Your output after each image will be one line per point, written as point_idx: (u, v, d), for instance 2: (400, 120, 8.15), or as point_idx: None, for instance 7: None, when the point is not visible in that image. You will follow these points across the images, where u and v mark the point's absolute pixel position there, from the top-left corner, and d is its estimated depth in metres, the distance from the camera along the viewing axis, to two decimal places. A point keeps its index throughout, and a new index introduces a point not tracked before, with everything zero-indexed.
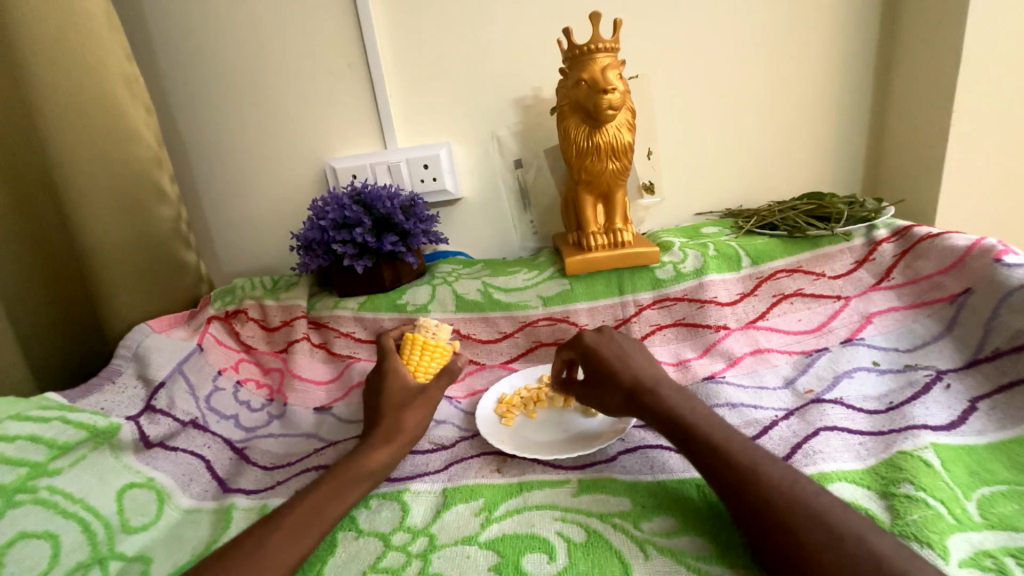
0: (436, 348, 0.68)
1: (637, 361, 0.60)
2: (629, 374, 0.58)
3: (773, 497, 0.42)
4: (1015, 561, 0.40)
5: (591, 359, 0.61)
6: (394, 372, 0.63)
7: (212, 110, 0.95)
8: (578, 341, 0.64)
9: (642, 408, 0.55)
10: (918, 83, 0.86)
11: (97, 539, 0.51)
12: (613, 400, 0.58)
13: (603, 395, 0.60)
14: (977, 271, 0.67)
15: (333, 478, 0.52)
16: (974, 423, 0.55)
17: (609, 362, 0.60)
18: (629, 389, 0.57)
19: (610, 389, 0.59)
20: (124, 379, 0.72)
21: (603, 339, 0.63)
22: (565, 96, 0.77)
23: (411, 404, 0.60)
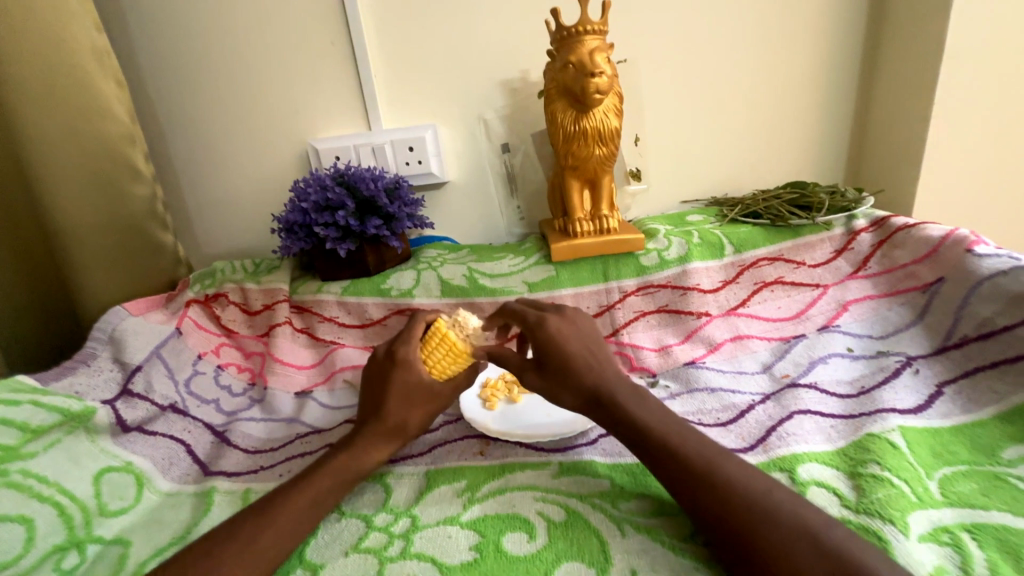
0: (463, 350, 0.59)
1: (605, 363, 0.55)
2: (593, 376, 0.54)
3: (743, 475, 0.43)
4: (971, 536, 0.42)
5: (548, 346, 0.56)
6: (408, 365, 0.58)
7: (188, 86, 0.91)
8: (539, 325, 0.58)
9: (607, 415, 0.52)
10: (902, 75, 0.87)
11: (73, 523, 0.51)
12: (566, 396, 0.54)
13: (558, 392, 0.55)
14: (949, 261, 0.69)
15: (328, 477, 0.51)
16: (940, 407, 0.57)
17: (572, 356, 0.55)
18: (592, 393, 0.53)
19: (567, 385, 0.54)
20: (99, 362, 0.71)
21: (568, 326, 0.58)
22: (552, 79, 0.76)
23: (419, 403, 0.57)
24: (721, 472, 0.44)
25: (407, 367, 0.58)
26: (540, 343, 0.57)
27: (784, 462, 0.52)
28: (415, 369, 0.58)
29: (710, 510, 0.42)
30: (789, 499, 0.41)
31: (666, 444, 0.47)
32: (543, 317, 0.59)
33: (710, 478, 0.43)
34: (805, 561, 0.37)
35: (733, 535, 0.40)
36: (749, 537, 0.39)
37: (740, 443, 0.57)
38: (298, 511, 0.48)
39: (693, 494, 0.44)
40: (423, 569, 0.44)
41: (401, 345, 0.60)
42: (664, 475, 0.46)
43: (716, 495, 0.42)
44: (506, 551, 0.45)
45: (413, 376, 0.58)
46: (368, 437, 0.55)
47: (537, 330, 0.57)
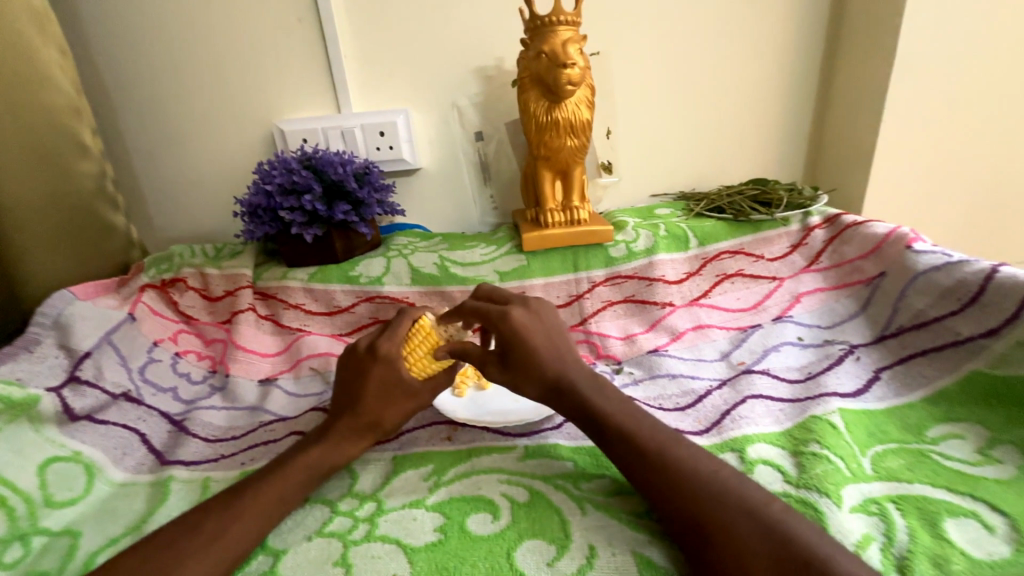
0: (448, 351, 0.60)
1: (565, 354, 0.57)
2: (555, 368, 0.55)
3: (695, 456, 0.46)
4: (895, 507, 0.46)
5: (515, 341, 0.55)
6: (388, 361, 0.58)
7: (141, 58, 0.86)
8: (504, 319, 0.56)
9: (565, 404, 0.54)
10: (858, 80, 0.92)
11: (16, 514, 0.49)
12: (530, 387, 0.56)
13: (522, 384, 0.56)
14: (891, 256, 0.74)
15: (299, 471, 0.51)
16: (876, 391, 0.62)
17: (539, 350, 0.55)
18: (554, 384, 0.55)
19: (530, 377, 0.55)
20: (43, 348, 0.66)
21: (534, 319, 0.57)
22: (525, 68, 0.76)
23: (395, 400, 0.57)
24: (674, 452, 0.46)
25: (387, 363, 0.57)
26: (505, 339, 0.56)
27: (735, 443, 0.55)
28: (394, 365, 0.57)
29: (660, 487, 0.44)
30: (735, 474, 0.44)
31: (626, 427, 0.49)
32: (508, 309, 0.58)
33: (664, 459, 0.46)
34: (747, 530, 0.40)
35: (682, 509, 0.42)
36: (695, 510, 0.42)
37: (697, 426, 0.60)
38: (259, 496, 0.48)
39: (647, 474, 0.46)
40: (387, 550, 0.45)
41: (387, 340, 0.59)
42: (621, 456, 0.48)
43: (668, 471, 0.45)
44: (470, 531, 0.46)
45: (388, 369, 0.57)
46: (341, 430, 0.55)
47: (503, 324, 0.56)
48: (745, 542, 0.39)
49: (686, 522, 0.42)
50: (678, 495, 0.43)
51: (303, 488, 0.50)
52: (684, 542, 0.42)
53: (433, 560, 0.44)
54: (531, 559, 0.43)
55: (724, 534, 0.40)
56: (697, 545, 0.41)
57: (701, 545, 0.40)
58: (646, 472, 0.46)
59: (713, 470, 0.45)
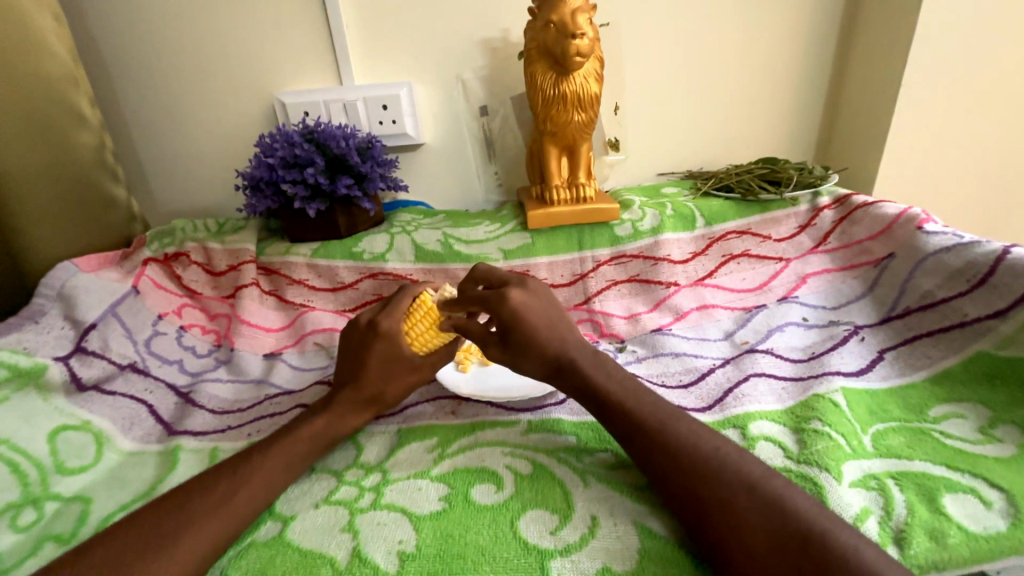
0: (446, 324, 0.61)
1: (566, 335, 0.57)
2: (555, 347, 0.55)
3: (698, 431, 0.47)
4: (895, 482, 0.47)
5: (514, 323, 0.55)
6: (389, 337, 0.58)
7: (137, 26, 0.84)
8: (502, 300, 0.56)
9: (567, 383, 0.54)
10: (876, 54, 0.88)
11: (28, 480, 0.50)
12: (530, 365, 0.56)
13: (522, 362, 0.56)
14: (901, 237, 0.73)
15: (307, 441, 0.52)
16: (880, 370, 0.62)
17: (539, 330, 0.55)
18: (554, 363, 0.55)
19: (530, 356, 0.55)
20: (49, 319, 0.67)
21: (532, 300, 0.57)
22: (533, 38, 0.74)
23: (398, 374, 0.58)
24: (676, 427, 0.47)
25: (388, 339, 0.58)
26: (504, 320, 0.55)
27: (737, 420, 0.56)
28: (394, 340, 0.58)
29: (662, 461, 0.45)
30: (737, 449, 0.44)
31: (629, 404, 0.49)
32: (507, 290, 0.57)
33: (666, 433, 0.46)
34: (748, 502, 0.40)
35: (685, 483, 0.43)
36: (696, 483, 0.42)
37: (700, 403, 0.60)
38: (266, 465, 0.48)
39: (649, 448, 0.46)
40: (392, 518, 0.46)
41: (388, 316, 0.59)
42: (624, 431, 0.48)
43: (670, 446, 0.45)
44: (474, 501, 0.47)
45: (388, 343, 0.58)
46: (344, 402, 0.56)
47: (502, 306, 0.55)
48: (746, 514, 0.39)
49: (685, 494, 0.42)
50: (679, 468, 0.44)
51: (308, 457, 0.51)
52: (682, 512, 0.42)
53: (438, 528, 0.44)
54: (534, 528, 0.44)
55: (724, 505, 0.40)
56: (696, 516, 0.41)
57: (701, 517, 0.41)
58: (648, 447, 0.46)
59: (714, 445, 0.45)
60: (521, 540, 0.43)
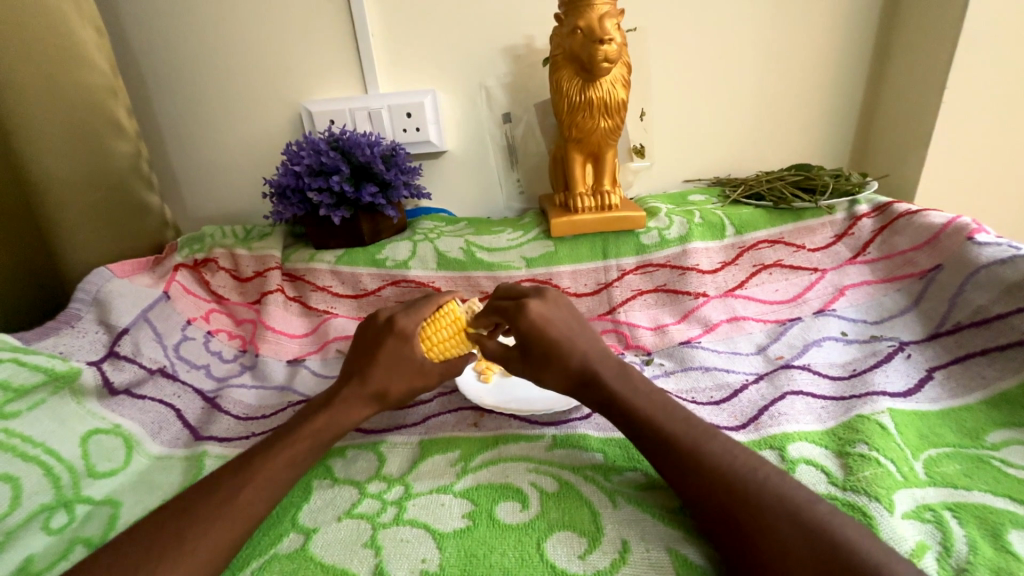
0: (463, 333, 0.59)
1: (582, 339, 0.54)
2: (578, 360, 0.53)
3: (738, 451, 0.44)
4: (953, 515, 0.43)
5: (535, 334, 0.53)
6: (403, 339, 0.56)
7: (174, 40, 0.87)
8: (520, 312, 0.54)
9: (592, 397, 0.52)
10: (918, 54, 0.84)
11: (60, 483, 0.50)
12: (550, 379, 0.54)
13: (543, 375, 0.55)
14: (949, 248, 0.69)
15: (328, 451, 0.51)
16: (929, 391, 0.58)
17: (556, 343, 0.53)
18: (577, 377, 0.53)
19: (552, 368, 0.53)
20: (84, 323, 0.68)
21: (551, 308, 0.55)
22: (558, 45, 0.73)
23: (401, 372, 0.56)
24: (714, 445, 0.44)
25: (402, 339, 0.56)
26: (523, 332, 0.54)
27: (774, 440, 0.53)
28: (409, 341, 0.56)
29: (698, 483, 0.42)
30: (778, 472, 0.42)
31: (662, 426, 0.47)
32: (525, 301, 0.55)
33: (701, 455, 0.43)
34: (803, 531, 0.37)
35: (724, 509, 0.40)
36: (742, 507, 0.39)
37: (732, 421, 0.57)
38: (291, 473, 0.48)
39: (682, 469, 0.44)
40: (415, 535, 0.45)
41: (408, 320, 0.57)
42: (655, 453, 0.46)
43: (707, 465, 0.43)
44: (499, 519, 0.46)
45: (404, 350, 0.56)
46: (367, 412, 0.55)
47: (520, 318, 0.54)
48: (802, 540, 0.37)
49: (725, 518, 0.40)
50: (719, 491, 0.41)
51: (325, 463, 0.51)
52: (719, 539, 0.40)
53: (461, 547, 0.43)
54: (561, 550, 0.42)
55: (770, 531, 0.38)
56: (736, 543, 0.39)
57: (742, 545, 0.38)
58: (683, 468, 0.44)
59: (753, 467, 0.42)
60: (549, 563, 0.41)
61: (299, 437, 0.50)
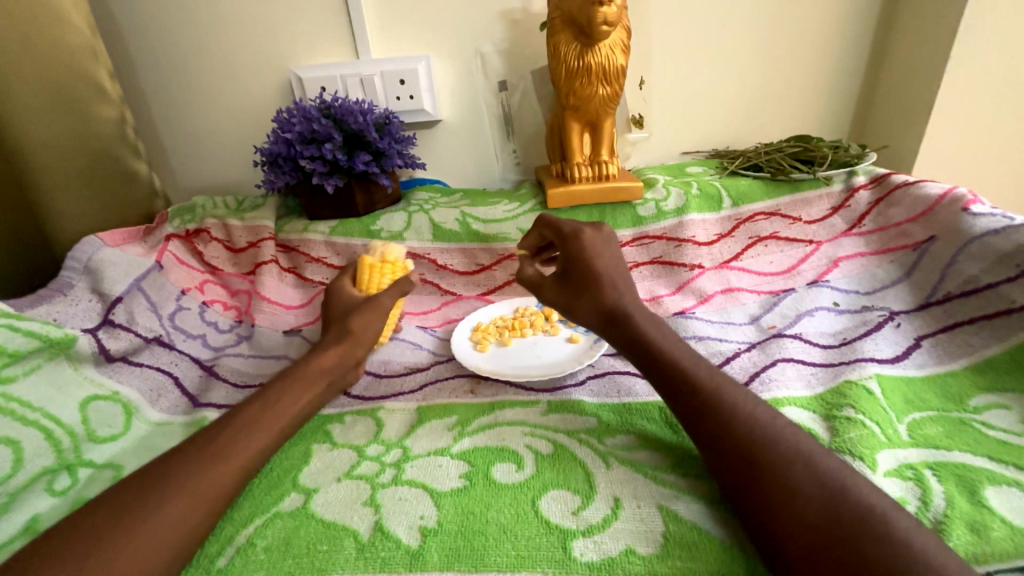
0: (386, 265, 0.68)
1: (624, 282, 0.58)
2: (613, 296, 0.56)
3: (748, 402, 0.45)
4: (932, 473, 0.45)
5: (581, 259, 0.59)
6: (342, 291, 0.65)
7: (155, 0, 0.83)
8: (576, 237, 0.60)
9: (617, 331, 0.55)
10: (924, 20, 0.82)
11: (62, 447, 0.51)
12: (583, 311, 0.57)
13: (577, 305, 0.58)
14: (944, 219, 0.69)
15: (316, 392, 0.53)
16: (916, 357, 0.59)
17: (597, 274, 0.58)
18: (608, 311, 0.56)
19: (585, 299, 0.57)
20: (77, 291, 0.68)
21: (601, 245, 0.61)
22: (556, 7, 0.71)
23: (357, 312, 0.60)
24: (710, 406, 0.45)
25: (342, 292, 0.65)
26: (572, 254, 0.60)
27: None
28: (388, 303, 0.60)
29: (708, 432, 0.44)
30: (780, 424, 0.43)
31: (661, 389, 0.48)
32: (581, 229, 0.61)
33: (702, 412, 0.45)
34: (795, 479, 0.39)
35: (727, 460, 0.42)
36: (745, 451, 0.42)
37: None
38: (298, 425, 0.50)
39: (689, 420, 0.46)
40: (414, 494, 0.46)
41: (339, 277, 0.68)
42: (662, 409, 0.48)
43: (706, 423, 0.44)
44: (496, 479, 0.47)
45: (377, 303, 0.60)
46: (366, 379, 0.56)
47: (572, 241, 0.60)
48: (796, 487, 0.38)
49: (730, 460, 0.42)
50: (725, 436, 0.43)
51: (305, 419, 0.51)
52: (724, 483, 0.42)
53: (458, 505, 0.44)
54: (555, 507, 0.44)
55: (769, 474, 0.39)
56: (741, 485, 0.40)
57: (745, 488, 0.40)
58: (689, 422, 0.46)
59: (759, 415, 0.44)
60: (543, 520, 0.43)
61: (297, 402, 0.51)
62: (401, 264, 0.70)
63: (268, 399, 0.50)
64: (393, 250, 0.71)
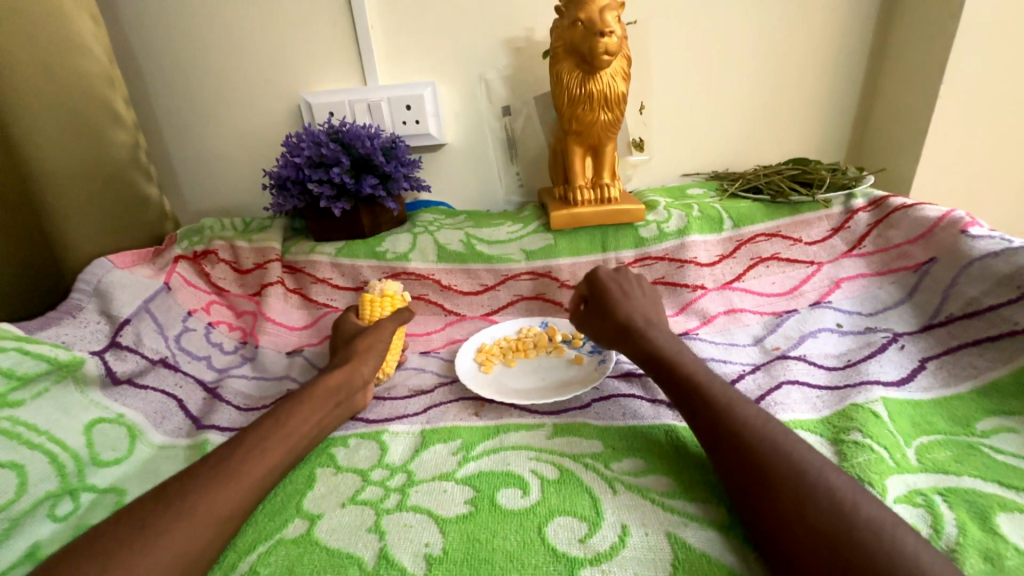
0: (384, 299, 0.71)
1: (637, 304, 0.63)
2: (626, 312, 0.61)
3: (757, 422, 0.45)
4: (942, 499, 0.44)
5: (597, 285, 0.65)
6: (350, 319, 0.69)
7: (171, 30, 0.86)
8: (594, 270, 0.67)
9: (630, 343, 0.59)
10: (915, 48, 0.85)
11: (66, 471, 0.51)
12: (602, 329, 0.63)
13: (597, 325, 0.64)
14: (943, 241, 0.70)
15: (323, 409, 0.55)
16: (921, 380, 0.59)
17: (611, 295, 0.63)
18: (621, 325, 0.60)
19: (603, 317, 0.63)
20: (86, 314, 0.68)
21: (618, 275, 0.66)
22: (559, 37, 0.73)
23: (364, 334, 0.65)
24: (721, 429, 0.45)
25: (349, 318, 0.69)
26: (590, 280, 0.66)
27: None
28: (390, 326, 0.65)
29: (722, 452, 0.44)
30: (793, 444, 0.43)
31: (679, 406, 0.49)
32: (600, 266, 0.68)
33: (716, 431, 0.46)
34: (808, 502, 0.38)
35: (739, 484, 0.42)
36: (759, 473, 0.41)
37: None
38: (313, 440, 0.53)
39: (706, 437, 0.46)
40: (419, 520, 0.45)
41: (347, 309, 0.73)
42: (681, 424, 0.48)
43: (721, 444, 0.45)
44: (501, 505, 0.47)
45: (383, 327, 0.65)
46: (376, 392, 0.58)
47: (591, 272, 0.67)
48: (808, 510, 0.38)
49: (741, 481, 0.42)
50: (738, 457, 0.43)
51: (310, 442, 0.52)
52: (740, 507, 0.42)
53: (465, 531, 0.44)
54: (562, 534, 0.43)
55: (784, 497, 0.39)
56: (756, 509, 0.40)
57: (758, 511, 0.40)
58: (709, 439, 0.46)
59: (772, 436, 0.43)
60: (550, 547, 0.42)
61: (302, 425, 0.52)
62: (399, 297, 0.72)
63: (284, 420, 0.51)
64: (390, 283, 0.73)
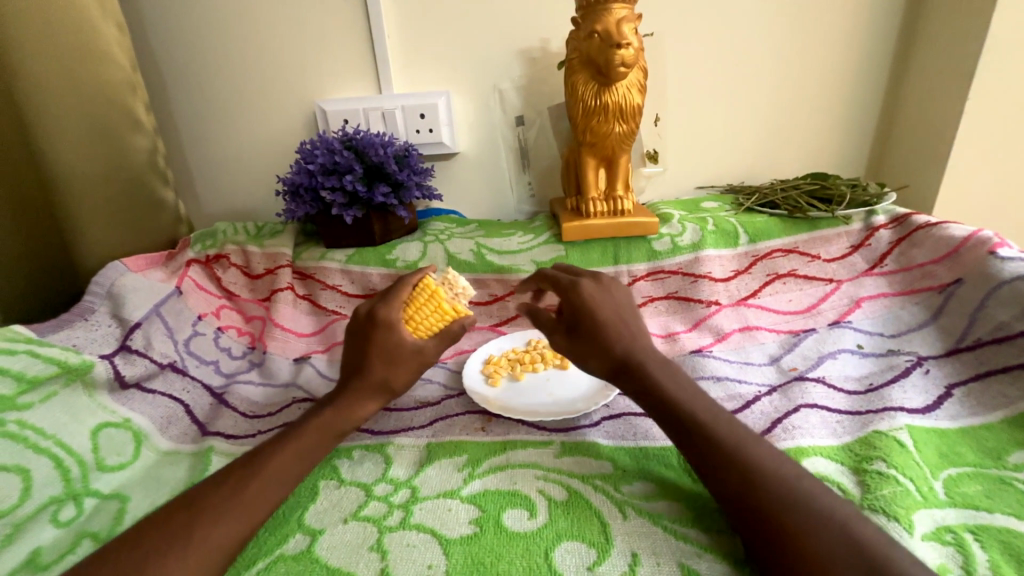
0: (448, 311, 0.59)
1: (636, 330, 0.55)
2: (624, 344, 0.53)
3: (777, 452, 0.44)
4: (974, 538, 0.42)
5: (582, 310, 0.56)
6: (390, 326, 0.57)
7: (193, 38, 0.88)
8: (574, 289, 0.58)
9: (630, 382, 0.52)
10: (939, 62, 0.83)
11: (70, 476, 0.51)
12: (593, 362, 0.55)
13: (586, 356, 0.55)
14: (970, 261, 0.68)
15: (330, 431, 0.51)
16: (949, 408, 0.57)
17: (603, 325, 0.54)
18: (620, 360, 0.53)
19: (596, 350, 0.54)
20: (98, 316, 0.68)
21: (602, 293, 0.57)
22: (575, 48, 0.72)
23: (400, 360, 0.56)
24: (743, 456, 0.43)
25: (388, 327, 0.56)
26: (574, 306, 0.57)
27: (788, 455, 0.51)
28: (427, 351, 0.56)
29: (736, 485, 0.42)
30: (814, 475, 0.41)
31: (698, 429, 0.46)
32: (580, 281, 0.58)
33: (736, 456, 0.43)
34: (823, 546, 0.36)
35: (759, 523, 0.40)
36: (776, 502, 0.40)
37: None
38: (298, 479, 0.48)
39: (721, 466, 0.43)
40: (422, 540, 0.44)
41: (402, 280, 0.61)
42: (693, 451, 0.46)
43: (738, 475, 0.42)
44: (506, 526, 0.45)
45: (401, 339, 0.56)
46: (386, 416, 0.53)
47: (572, 294, 0.57)
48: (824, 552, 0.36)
49: (758, 513, 0.40)
50: (752, 491, 0.41)
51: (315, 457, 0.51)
52: (755, 541, 0.40)
53: (468, 553, 0.43)
54: (569, 560, 0.42)
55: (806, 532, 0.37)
56: (774, 542, 0.38)
57: (775, 541, 0.38)
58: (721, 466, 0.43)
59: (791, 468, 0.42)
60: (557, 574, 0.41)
61: (308, 430, 0.50)
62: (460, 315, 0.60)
63: (293, 431, 0.50)
64: (463, 300, 0.62)
